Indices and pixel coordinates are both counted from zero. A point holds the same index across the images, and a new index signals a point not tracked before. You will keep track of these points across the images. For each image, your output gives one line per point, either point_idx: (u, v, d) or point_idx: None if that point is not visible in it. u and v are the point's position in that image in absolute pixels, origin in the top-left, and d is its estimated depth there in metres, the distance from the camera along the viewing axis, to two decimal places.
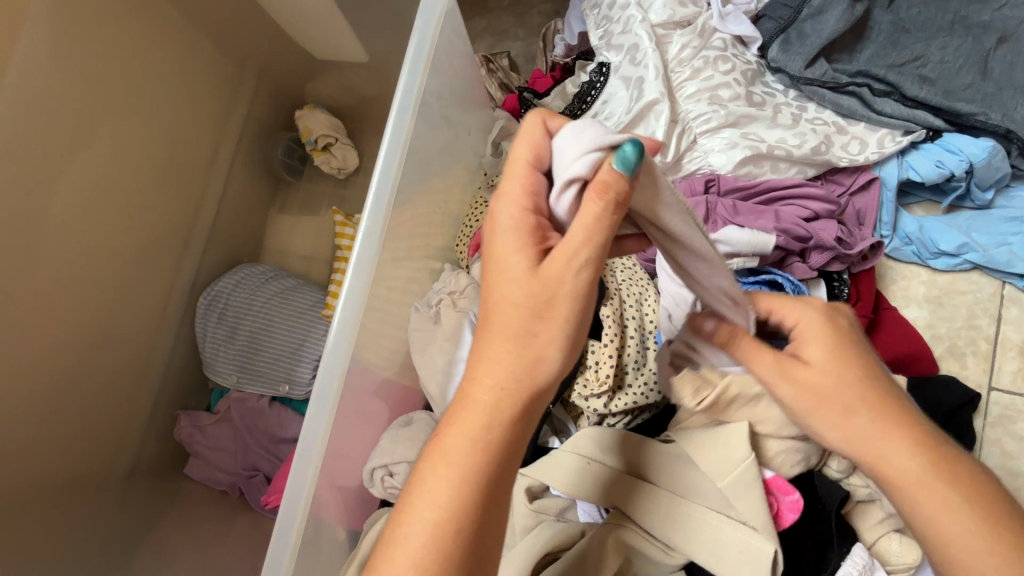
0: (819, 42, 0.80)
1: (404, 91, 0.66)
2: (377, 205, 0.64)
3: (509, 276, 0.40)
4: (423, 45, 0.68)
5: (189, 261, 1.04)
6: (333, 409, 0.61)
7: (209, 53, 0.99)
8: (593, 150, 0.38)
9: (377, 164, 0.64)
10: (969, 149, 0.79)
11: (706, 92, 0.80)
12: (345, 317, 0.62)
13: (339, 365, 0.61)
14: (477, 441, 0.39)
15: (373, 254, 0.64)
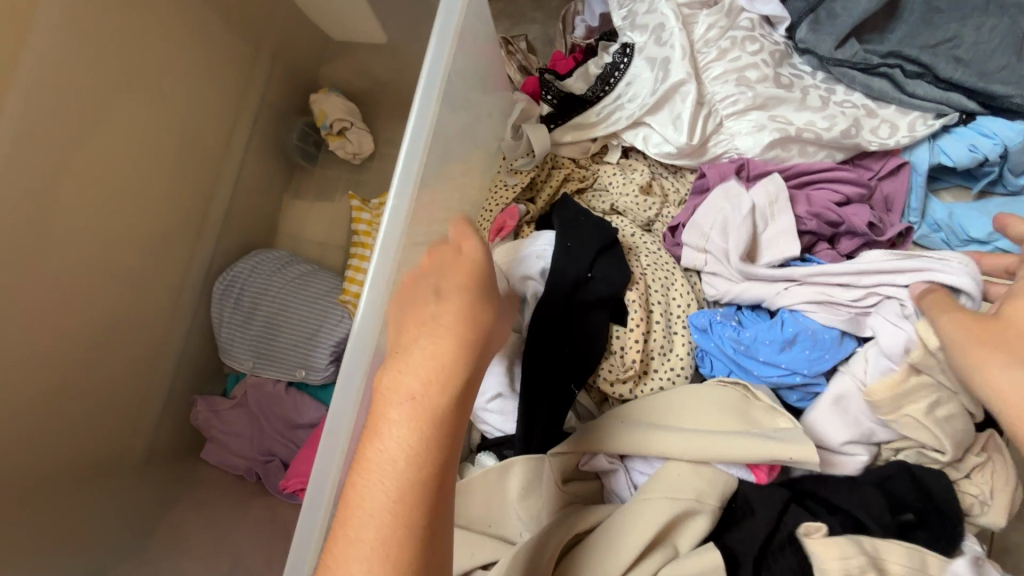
0: (851, 21, 0.78)
1: (428, 71, 0.65)
2: (404, 185, 0.63)
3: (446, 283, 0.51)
4: (448, 24, 0.67)
5: (205, 246, 1.03)
6: (360, 394, 0.60)
7: (226, 35, 0.97)
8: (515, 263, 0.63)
9: (403, 146, 0.63)
10: (1004, 133, 0.77)
11: (734, 73, 0.78)
12: (369, 303, 0.60)
13: (364, 350, 0.60)
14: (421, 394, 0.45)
15: (399, 236, 0.63)
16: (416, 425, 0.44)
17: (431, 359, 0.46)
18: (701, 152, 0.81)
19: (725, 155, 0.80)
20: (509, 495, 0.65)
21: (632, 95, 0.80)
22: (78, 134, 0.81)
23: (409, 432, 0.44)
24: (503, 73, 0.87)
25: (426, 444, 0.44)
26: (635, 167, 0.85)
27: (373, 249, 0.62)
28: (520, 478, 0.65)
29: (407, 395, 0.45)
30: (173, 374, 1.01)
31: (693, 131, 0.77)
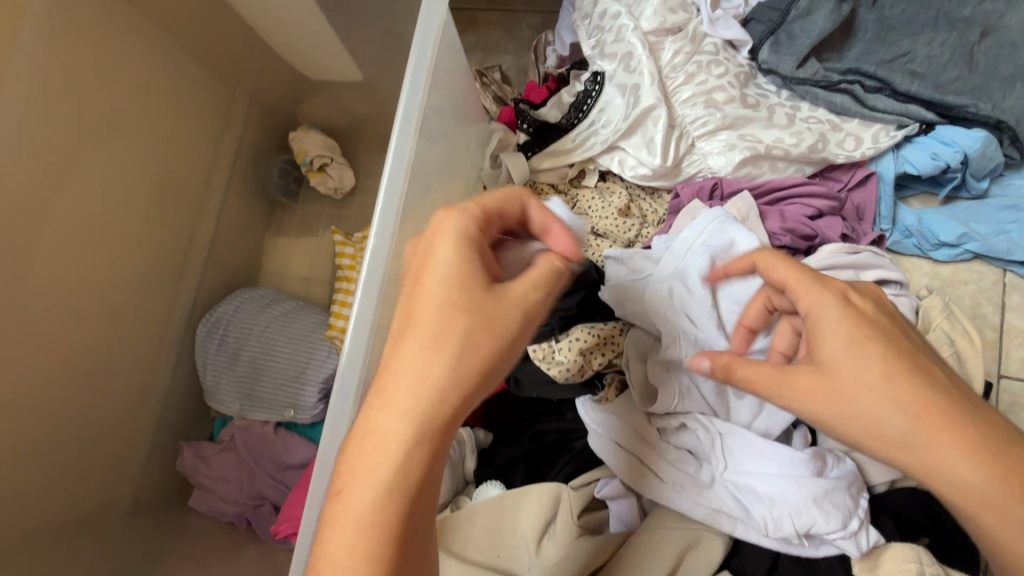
0: (809, 42, 0.82)
1: (405, 113, 0.67)
2: (387, 222, 0.64)
3: (428, 273, 0.42)
4: (423, 63, 0.69)
5: (187, 288, 1.03)
6: (349, 431, 0.60)
7: (203, 81, 0.98)
8: (809, 496, 0.51)
9: (382, 182, 0.65)
10: (962, 141, 0.81)
11: (702, 96, 0.79)
12: (354, 343, 0.61)
13: (350, 390, 0.60)
14: (386, 470, 0.38)
15: (386, 269, 0.64)
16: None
17: (424, 354, 0.40)
18: (675, 173, 0.81)
19: (699, 174, 0.81)
20: (520, 525, 0.60)
21: (605, 121, 0.81)
22: (56, 186, 0.81)
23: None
24: (478, 104, 0.89)
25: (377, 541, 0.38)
26: (613, 189, 0.85)
27: (359, 284, 0.62)
28: (536, 508, 0.61)
29: (385, 449, 0.39)
30: (157, 420, 0.99)
31: (666, 154, 0.78)
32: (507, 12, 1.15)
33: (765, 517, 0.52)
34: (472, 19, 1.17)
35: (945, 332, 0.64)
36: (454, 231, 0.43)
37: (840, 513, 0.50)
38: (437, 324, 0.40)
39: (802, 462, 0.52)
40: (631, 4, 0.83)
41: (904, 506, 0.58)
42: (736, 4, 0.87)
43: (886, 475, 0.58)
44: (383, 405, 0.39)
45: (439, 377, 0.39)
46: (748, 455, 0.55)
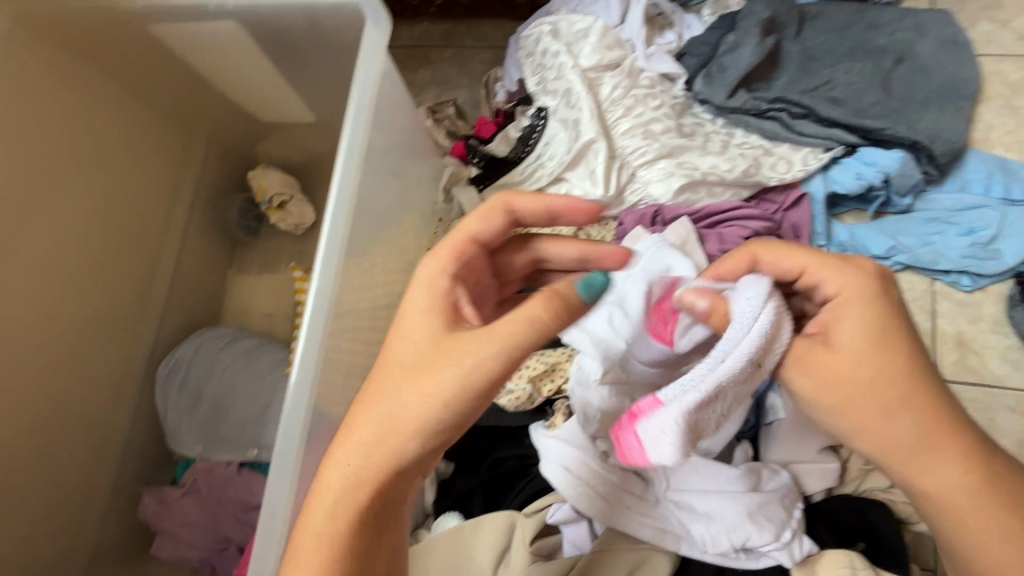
0: (737, 74, 0.87)
1: (347, 151, 0.67)
2: (330, 265, 0.67)
3: (406, 324, 0.47)
4: (364, 99, 0.68)
5: (146, 331, 1.02)
6: (297, 462, 0.64)
7: (157, 128, 0.99)
8: (745, 511, 0.55)
9: (325, 220, 0.67)
10: (883, 162, 0.88)
11: (640, 127, 0.84)
12: (302, 375, 0.66)
13: (300, 417, 0.65)
14: (346, 485, 0.44)
15: (330, 307, 0.68)
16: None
17: (388, 390, 0.45)
18: (619, 202, 0.84)
19: (641, 202, 0.84)
20: (476, 555, 0.61)
21: (551, 154, 0.85)
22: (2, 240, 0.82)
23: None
24: (429, 139, 0.92)
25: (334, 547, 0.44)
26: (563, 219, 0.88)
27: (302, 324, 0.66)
28: (492, 538, 0.62)
29: (344, 467, 0.45)
30: (116, 466, 0.98)
31: (608, 184, 0.82)
32: (460, 49, 1.20)
33: (704, 534, 0.56)
34: (427, 55, 1.21)
35: None
36: (429, 283, 0.48)
37: (773, 526, 0.54)
38: (408, 365, 0.45)
39: (736, 479, 0.57)
40: (569, 43, 0.88)
41: (839, 513, 0.61)
42: (670, 39, 0.92)
43: (820, 484, 0.62)
44: (350, 429, 0.45)
45: (388, 426, 0.44)
46: (692, 474, 0.58)
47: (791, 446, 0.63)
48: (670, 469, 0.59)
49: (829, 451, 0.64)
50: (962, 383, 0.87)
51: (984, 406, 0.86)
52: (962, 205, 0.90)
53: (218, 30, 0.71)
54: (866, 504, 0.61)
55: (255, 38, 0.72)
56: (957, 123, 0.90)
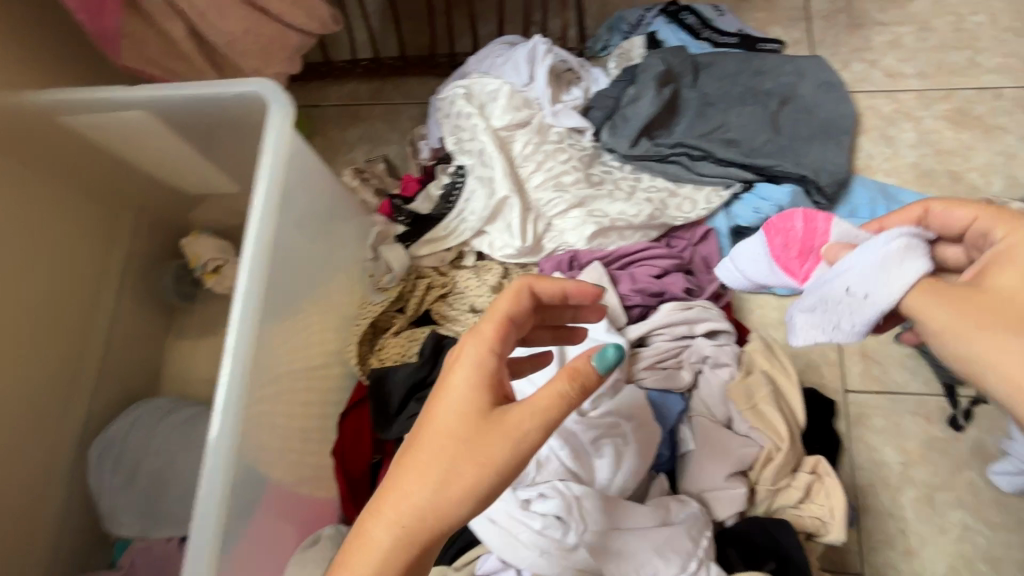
0: (638, 124, 0.95)
1: (256, 231, 0.71)
2: (243, 343, 0.70)
3: (452, 394, 0.48)
4: (272, 180, 0.72)
5: (78, 409, 1.00)
6: (217, 536, 0.65)
7: (81, 204, 0.98)
8: (655, 550, 0.60)
9: (237, 294, 0.70)
10: (776, 196, 0.95)
11: (551, 180, 0.90)
12: (217, 451, 0.67)
13: (217, 491, 0.66)
14: (386, 552, 0.45)
15: (246, 381, 0.70)
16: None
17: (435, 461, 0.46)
18: (538, 250, 0.90)
19: (559, 249, 0.89)
20: None
21: (471, 208, 0.89)
22: None
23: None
24: (355, 200, 0.95)
25: None
26: (489, 267, 0.91)
27: (215, 402, 0.68)
28: None
29: (387, 535, 0.46)
30: (47, 557, 0.94)
31: (525, 235, 0.87)
32: (389, 106, 1.25)
33: (615, 573, 0.59)
34: (357, 113, 1.25)
35: (765, 373, 0.75)
36: (476, 356, 0.48)
37: (679, 560, 0.59)
38: (464, 443, 0.46)
39: (646, 518, 0.62)
40: (482, 105, 0.93)
41: (748, 534, 0.66)
42: (576, 95, 0.99)
43: (730, 510, 0.67)
44: (393, 495, 0.46)
45: (419, 522, 0.46)
46: (607, 516, 0.61)
47: (700, 474, 0.69)
48: (588, 512, 0.61)
49: (736, 477, 0.69)
50: (871, 393, 0.93)
51: (890, 413, 0.92)
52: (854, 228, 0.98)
53: (131, 118, 0.78)
54: (773, 523, 0.66)
55: (166, 122, 0.80)
56: (839, 155, 0.99)
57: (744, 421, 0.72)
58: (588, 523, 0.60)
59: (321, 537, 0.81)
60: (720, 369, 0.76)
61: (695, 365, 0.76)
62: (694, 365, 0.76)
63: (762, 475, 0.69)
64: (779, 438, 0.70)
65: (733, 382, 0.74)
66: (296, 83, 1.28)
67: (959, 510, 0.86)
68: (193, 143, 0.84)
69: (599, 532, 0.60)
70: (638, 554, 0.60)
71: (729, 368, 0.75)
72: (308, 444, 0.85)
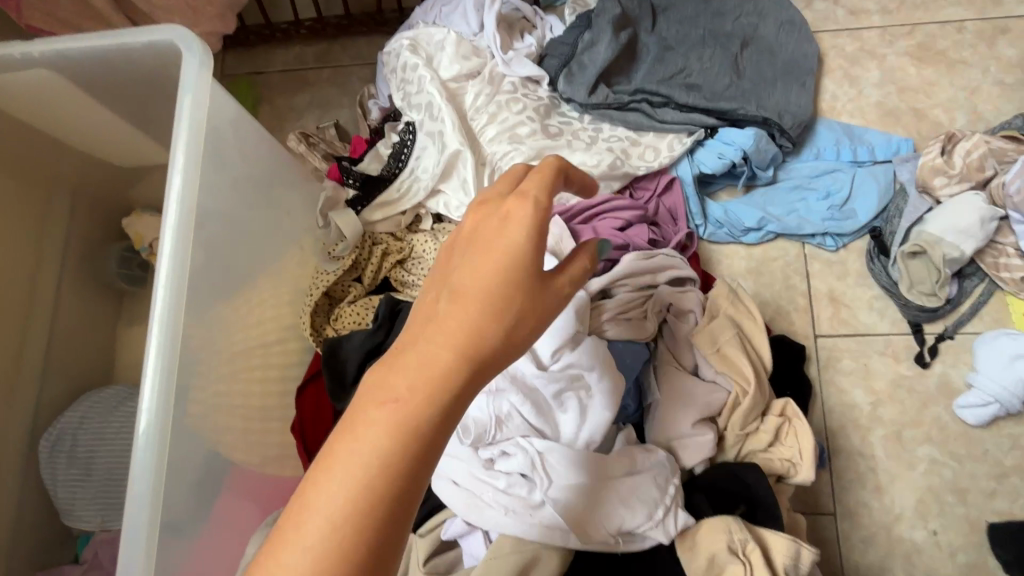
0: (595, 71, 0.90)
1: (179, 193, 0.66)
2: (173, 316, 0.64)
3: (497, 240, 0.41)
4: (195, 139, 0.67)
5: (24, 404, 0.94)
6: (153, 521, 0.61)
7: (8, 185, 0.91)
8: (622, 501, 0.58)
9: (162, 261, 0.65)
10: (739, 139, 0.92)
11: (506, 133, 0.85)
12: (148, 428, 0.62)
13: (152, 472, 0.61)
14: (410, 404, 0.37)
15: (178, 357, 0.65)
16: (323, 554, 0.34)
17: (472, 313, 0.39)
18: None
19: None
20: None
21: (423, 167, 0.85)
22: None
23: (312, 568, 0.34)
24: (301, 166, 0.90)
25: (383, 478, 0.36)
26: (447, 229, 0.87)
27: (144, 381, 0.63)
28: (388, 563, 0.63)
29: (416, 384, 0.38)
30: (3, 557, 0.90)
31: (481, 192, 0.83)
32: (337, 69, 1.18)
33: (583, 528, 0.57)
34: (304, 77, 1.18)
35: (731, 318, 0.73)
36: (523, 208, 0.41)
37: (647, 510, 0.58)
38: (513, 292, 0.40)
39: (612, 468, 0.60)
40: (429, 56, 0.88)
41: (719, 481, 0.65)
42: (529, 43, 0.93)
43: (698, 457, 0.65)
44: (419, 344, 0.39)
45: (458, 376, 0.38)
46: (571, 472, 0.59)
47: (667, 423, 0.68)
48: (552, 469, 0.59)
49: (705, 424, 0.68)
50: (840, 336, 0.93)
51: (859, 354, 0.92)
52: (819, 170, 0.97)
53: (37, 78, 0.72)
54: (742, 468, 0.65)
55: (78, 82, 0.74)
56: (802, 96, 0.96)
57: (710, 367, 0.71)
58: (553, 480, 0.59)
59: (282, 515, 0.76)
60: (683, 318, 0.74)
61: (659, 314, 0.74)
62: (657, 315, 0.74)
63: (730, 420, 0.68)
64: (747, 381, 0.69)
65: (698, 328, 0.72)
66: (236, 48, 1.20)
67: (927, 446, 0.87)
68: (117, 109, 0.79)
69: (564, 487, 0.58)
70: (605, 507, 0.58)
71: (693, 316, 0.74)
72: (269, 422, 0.81)
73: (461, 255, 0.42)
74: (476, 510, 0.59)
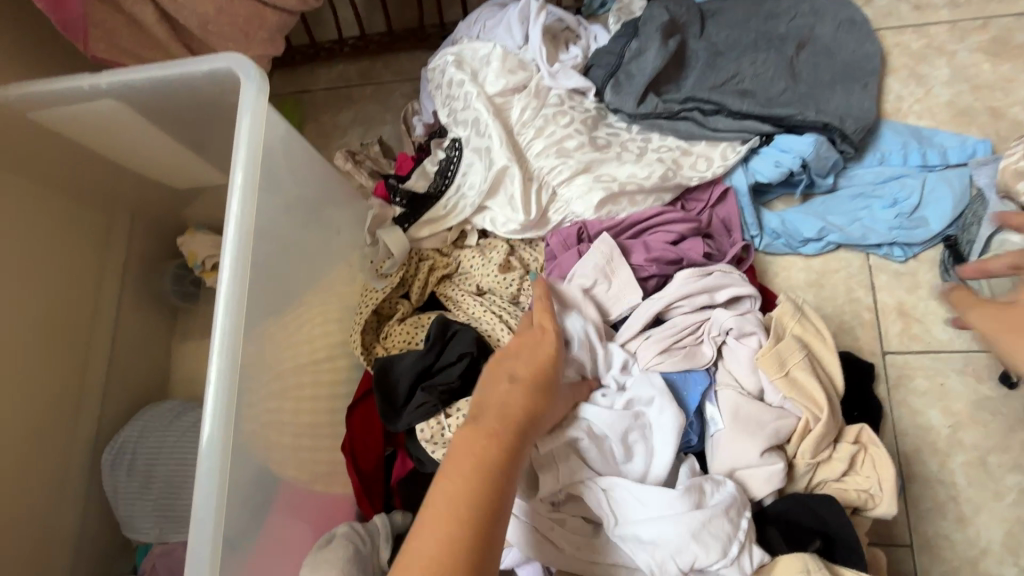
0: (644, 80, 0.88)
1: (237, 222, 0.67)
2: (232, 334, 0.66)
3: (529, 340, 0.62)
4: (251, 169, 0.68)
5: (88, 418, 0.98)
6: (217, 539, 0.63)
7: (74, 207, 0.95)
8: (690, 536, 0.55)
9: (221, 290, 0.66)
10: (798, 147, 0.88)
11: (553, 147, 0.84)
12: (209, 452, 0.64)
13: (216, 494, 0.63)
14: (495, 439, 0.50)
15: (236, 374, 0.66)
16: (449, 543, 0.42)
17: (524, 387, 0.56)
18: (544, 222, 0.84)
19: (565, 220, 0.84)
20: None
21: (470, 183, 0.85)
22: None
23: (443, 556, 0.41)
24: (348, 184, 0.91)
25: (490, 492, 0.46)
26: (494, 245, 0.86)
27: (206, 397, 0.65)
28: None
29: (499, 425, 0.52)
30: (68, 566, 0.93)
31: (529, 208, 0.82)
32: (380, 85, 1.19)
33: (650, 562, 0.56)
34: (348, 95, 1.19)
35: (797, 337, 0.69)
36: (538, 325, 0.64)
37: (718, 545, 0.55)
38: (544, 375, 0.59)
39: (678, 501, 0.57)
40: (474, 71, 0.88)
41: (791, 513, 0.61)
42: (574, 55, 0.92)
43: (767, 488, 0.62)
44: (491, 406, 0.54)
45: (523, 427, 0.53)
46: (634, 505, 0.59)
47: (731, 452, 0.64)
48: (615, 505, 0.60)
49: (774, 452, 0.64)
50: (912, 353, 0.87)
51: (934, 373, 0.85)
52: (884, 176, 0.91)
53: (102, 107, 0.74)
54: (817, 501, 0.61)
55: (139, 109, 0.76)
56: (865, 99, 0.91)
57: (777, 392, 0.67)
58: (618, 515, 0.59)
59: (334, 538, 0.71)
60: (744, 339, 0.69)
61: (717, 337, 0.71)
62: (716, 337, 0.71)
63: (798, 447, 0.65)
64: (817, 407, 0.65)
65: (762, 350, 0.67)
66: (283, 69, 1.23)
67: (1015, 474, 0.80)
68: (173, 133, 0.82)
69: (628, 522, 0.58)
70: (671, 541, 0.56)
71: (756, 337, 0.69)
72: (320, 439, 0.81)
73: (505, 358, 0.60)
74: (542, 549, 0.59)
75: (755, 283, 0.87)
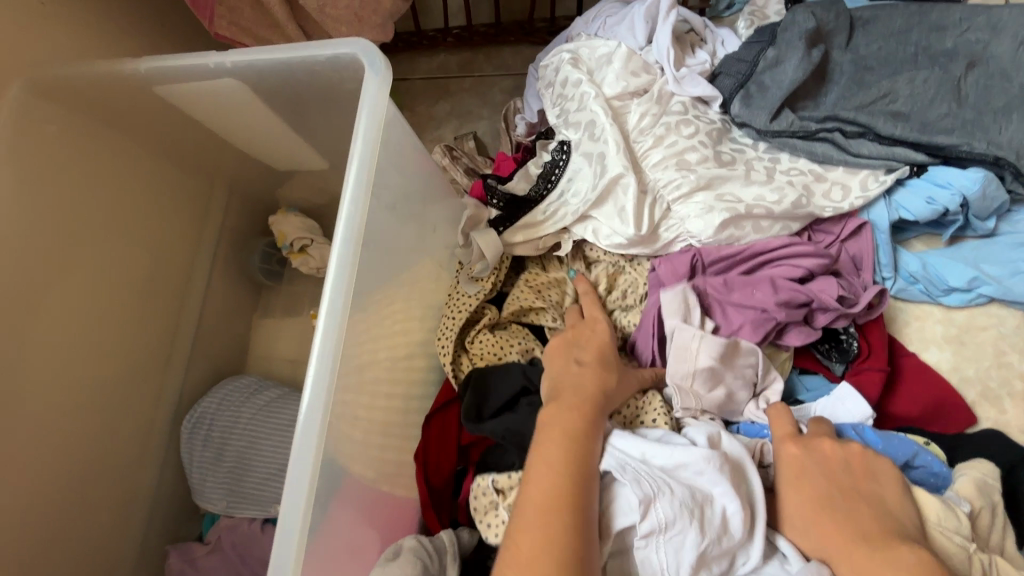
0: (780, 93, 0.79)
1: (348, 209, 0.65)
2: (337, 318, 0.64)
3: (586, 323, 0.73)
4: (366, 154, 0.66)
5: (173, 383, 1.01)
6: (302, 539, 0.60)
7: (181, 178, 0.98)
8: None
9: (329, 274, 0.65)
10: (959, 182, 0.76)
11: (673, 158, 0.77)
12: (303, 446, 0.62)
13: (303, 490, 0.61)
14: (572, 413, 0.58)
15: (335, 362, 0.65)
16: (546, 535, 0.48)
17: (588, 364, 0.66)
18: (653, 239, 0.78)
19: (677, 239, 0.77)
20: None
21: (575, 190, 0.79)
22: (38, 304, 0.81)
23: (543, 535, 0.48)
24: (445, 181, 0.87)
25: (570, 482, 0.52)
26: None
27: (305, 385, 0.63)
28: None
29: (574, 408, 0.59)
30: (142, 525, 0.96)
31: (639, 222, 0.75)
32: (479, 79, 1.16)
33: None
34: (445, 87, 1.17)
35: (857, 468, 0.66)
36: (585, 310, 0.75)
37: None
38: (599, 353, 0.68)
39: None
40: (591, 71, 0.82)
41: None
42: (702, 60, 0.84)
43: None
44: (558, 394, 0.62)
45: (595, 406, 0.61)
46: None
47: None
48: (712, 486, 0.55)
49: None
50: None
51: None
52: None
53: (221, 87, 0.75)
54: None
55: (256, 90, 0.76)
56: None
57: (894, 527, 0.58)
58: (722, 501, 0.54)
59: (401, 552, 0.69)
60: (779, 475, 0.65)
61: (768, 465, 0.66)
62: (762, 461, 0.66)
63: None
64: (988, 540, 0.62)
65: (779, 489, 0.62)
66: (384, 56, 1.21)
67: None
68: (283, 114, 0.81)
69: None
70: None
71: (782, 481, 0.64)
72: (392, 442, 0.78)
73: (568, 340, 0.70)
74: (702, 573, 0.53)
75: (886, 338, 0.76)
